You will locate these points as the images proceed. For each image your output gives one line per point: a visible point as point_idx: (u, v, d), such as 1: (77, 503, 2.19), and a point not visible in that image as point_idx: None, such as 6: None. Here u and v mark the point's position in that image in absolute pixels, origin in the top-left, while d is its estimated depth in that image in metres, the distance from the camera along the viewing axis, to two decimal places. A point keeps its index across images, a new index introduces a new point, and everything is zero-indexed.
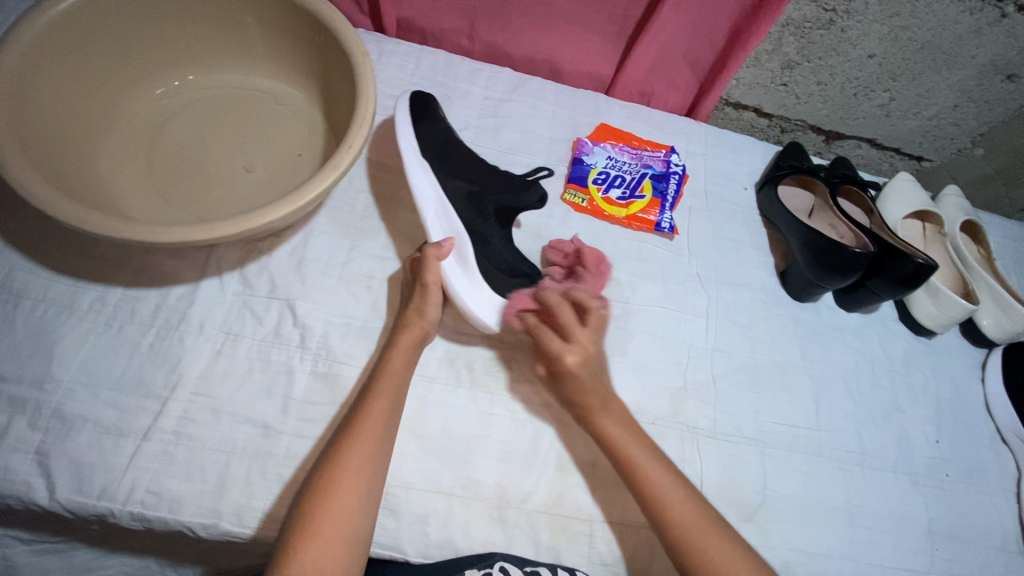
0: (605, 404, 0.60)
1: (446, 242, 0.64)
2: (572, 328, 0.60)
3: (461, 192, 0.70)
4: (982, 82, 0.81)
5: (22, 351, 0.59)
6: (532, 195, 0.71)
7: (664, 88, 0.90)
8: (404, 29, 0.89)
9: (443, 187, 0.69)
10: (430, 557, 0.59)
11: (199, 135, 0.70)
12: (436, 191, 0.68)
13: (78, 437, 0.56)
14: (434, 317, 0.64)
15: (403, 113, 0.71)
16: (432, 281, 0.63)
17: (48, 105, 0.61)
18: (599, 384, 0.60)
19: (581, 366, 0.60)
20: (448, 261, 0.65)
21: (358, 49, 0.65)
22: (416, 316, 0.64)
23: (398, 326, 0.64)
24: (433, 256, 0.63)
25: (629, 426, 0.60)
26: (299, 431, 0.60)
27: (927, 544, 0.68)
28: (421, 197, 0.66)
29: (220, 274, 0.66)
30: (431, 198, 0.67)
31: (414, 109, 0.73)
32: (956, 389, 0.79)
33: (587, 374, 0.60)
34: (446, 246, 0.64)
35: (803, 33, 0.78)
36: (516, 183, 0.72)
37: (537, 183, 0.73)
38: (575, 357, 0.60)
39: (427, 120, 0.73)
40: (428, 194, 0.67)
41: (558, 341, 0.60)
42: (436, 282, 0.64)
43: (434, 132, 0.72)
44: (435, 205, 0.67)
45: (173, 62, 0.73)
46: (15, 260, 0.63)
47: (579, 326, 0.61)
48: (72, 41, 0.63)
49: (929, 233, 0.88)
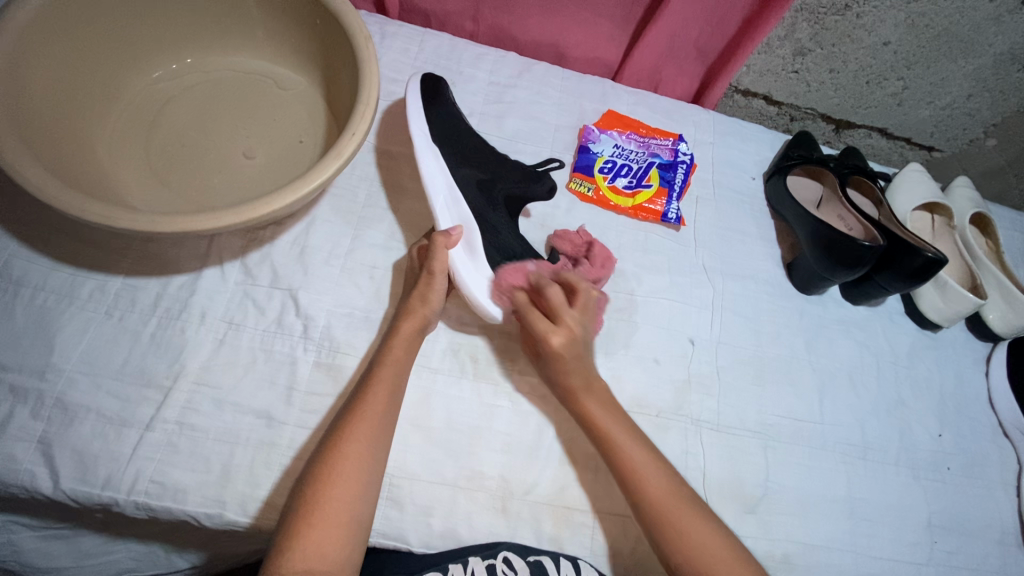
0: (588, 385, 0.61)
1: (456, 230, 0.63)
2: (560, 310, 0.61)
3: (470, 179, 0.69)
4: (998, 72, 0.80)
5: (23, 339, 0.58)
6: (543, 187, 0.72)
7: (673, 74, 0.88)
8: (407, 11, 0.87)
9: (452, 173, 0.68)
10: (433, 548, 0.59)
11: (198, 121, 0.69)
12: (447, 179, 0.67)
13: (81, 427, 0.56)
14: (437, 306, 0.64)
15: (414, 98, 0.70)
16: (439, 270, 0.62)
17: (43, 90, 0.59)
18: (585, 366, 0.61)
19: (566, 347, 0.60)
20: (455, 249, 0.64)
21: (361, 32, 0.64)
22: (419, 303, 0.63)
23: (400, 313, 0.63)
24: (442, 244, 0.62)
25: (611, 409, 0.60)
26: (303, 422, 0.60)
27: (926, 536, 0.69)
28: (431, 183, 0.65)
29: (222, 262, 0.66)
30: (441, 186, 0.66)
31: (426, 93, 0.71)
32: (959, 383, 0.79)
33: (571, 356, 0.60)
34: (455, 234, 0.63)
35: (818, 18, 0.76)
36: (525, 173, 0.72)
37: (547, 174, 0.73)
38: (560, 338, 0.60)
39: (439, 103, 0.72)
40: (439, 182, 0.66)
41: (546, 321, 0.61)
42: (443, 271, 0.63)
43: (441, 118, 0.71)
44: (446, 193, 0.66)
45: (171, 43, 0.71)
46: (14, 247, 0.62)
47: (568, 308, 0.61)
48: (67, 21, 0.61)
49: (938, 225, 0.87)
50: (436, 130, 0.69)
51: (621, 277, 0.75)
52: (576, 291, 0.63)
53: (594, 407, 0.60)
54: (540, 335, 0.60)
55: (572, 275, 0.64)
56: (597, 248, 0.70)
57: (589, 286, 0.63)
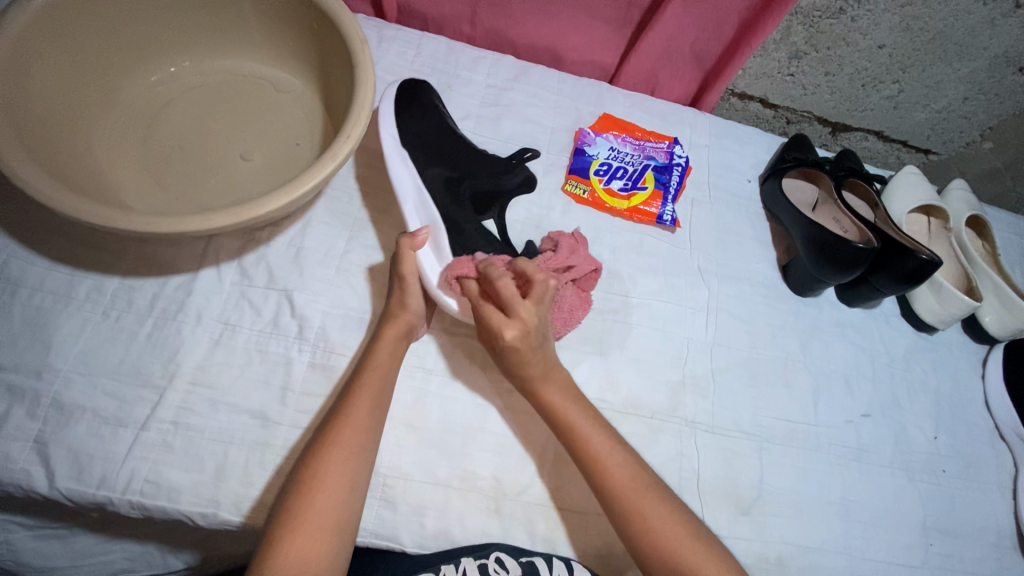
0: (548, 375, 0.60)
1: (422, 232, 0.64)
2: (513, 303, 0.56)
3: (438, 178, 0.70)
4: (994, 75, 0.80)
5: (20, 339, 0.59)
6: (516, 180, 0.76)
7: (669, 77, 0.88)
8: (404, 14, 0.87)
9: (421, 175, 0.69)
10: (426, 548, 0.59)
11: (195, 123, 0.69)
12: (416, 182, 0.68)
13: (77, 426, 0.56)
14: (416, 309, 0.64)
15: (388, 107, 0.71)
16: (409, 275, 0.63)
17: (42, 92, 0.60)
18: (542, 357, 0.59)
19: (518, 342, 0.56)
20: (423, 251, 0.64)
21: (358, 36, 0.64)
22: (399, 308, 0.63)
23: (383, 317, 0.63)
24: (408, 246, 0.63)
25: (574, 398, 0.60)
26: (298, 422, 0.60)
27: (921, 539, 0.68)
28: (400, 191, 0.67)
29: (218, 263, 0.66)
30: (409, 190, 0.67)
31: (401, 99, 0.73)
32: (955, 385, 0.79)
33: (523, 350, 0.57)
34: (420, 236, 0.63)
35: (813, 22, 0.76)
36: (498, 168, 0.75)
37: (521, 165, 0.77)
38: (513, 332, 0.56)
39: (416, 107, 0.73)
40: (408, 188, 0.68)
41: (498, 315, 0.57)
42: (414, 273, 0.63)
43: (416, 121, 0.72)
44: (414, 197, 0.68)
45: (169, 47, 0.71)
46: (12, 248, 0.63)
47: (521, 300, 0.57)
48: (65, 23, 0.61)
49: (934, 228, 0.88)
50: (411, 134, 0.71)
51: (616, 279, 0.75)
52: (531, 281, 0.58)
53: (554, 396, 0.60)
54: (492, 329, 0.57)
55: (527, 263, 0.59)
56: (564, 239, 0.67)
57: (547, 277, 0.58)
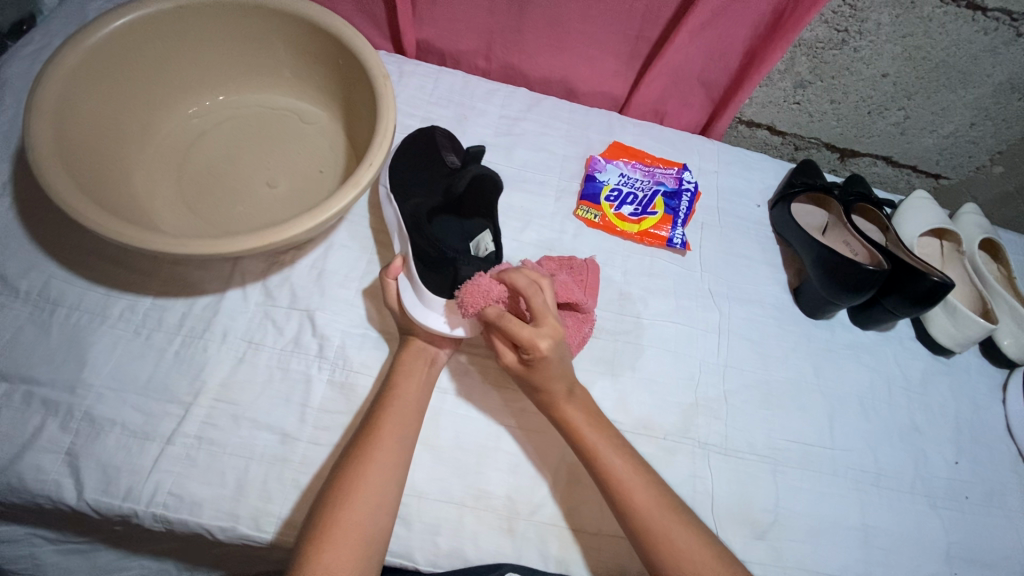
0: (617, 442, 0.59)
1: (396, 259, 0.65)
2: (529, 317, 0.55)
3: (408, 207, 0.69)
4: (999, 101, 0.81)
5: (56, 355, 0.62)
6: (462, 184, 0.66)
7: (677, 106, 0.91)
8: (422, 50, 0.92)
9: (401, 208, 0.70)
10: (439, 567, 0.59)
11: (227, 153, 0.74)
12: (396, 215, 0.71)
13: (106, 439, 0.59)
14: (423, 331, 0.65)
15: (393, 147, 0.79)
16: (392, 302, 0.65)
17: (88, 123, 0.65)
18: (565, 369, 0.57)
19: (552, 349, 0.54)
20: (401, 278, 0.65)
21: (380, 71, 0.69)
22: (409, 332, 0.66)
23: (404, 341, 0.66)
24: (384, 275, 0.65)
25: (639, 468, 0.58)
26: (316, 439, 0.62)
27: (945, 568, 0.67)
28: (391, 227, 0.72)
29: (244, 285, 0.69)
30: (393, 220, 0.72)
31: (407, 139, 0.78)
32: (975, 410, 0.78)
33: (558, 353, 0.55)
34: (395, 263, 0.64)
35: (816, 53, 0.79)
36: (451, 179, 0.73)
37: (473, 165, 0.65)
38: (547, 340, 0.53)
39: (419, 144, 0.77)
40: (394, 224, 0.72)
41: (524, 329, 0.53)
42: (391, 299, 0.65)
43: (413, 161, 0.76)
44: (397, 227, 0.71)
45: (205, 84, 0.76)
46: (52, 269, 0.66)
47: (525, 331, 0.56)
48: (113, 61, 0.67)
49: (946, 251, 0.87)
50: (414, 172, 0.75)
51: (627, 301, 0.77)
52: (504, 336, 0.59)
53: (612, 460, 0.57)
54: (527, 337, 0.53)
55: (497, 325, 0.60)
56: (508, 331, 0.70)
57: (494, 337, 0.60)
